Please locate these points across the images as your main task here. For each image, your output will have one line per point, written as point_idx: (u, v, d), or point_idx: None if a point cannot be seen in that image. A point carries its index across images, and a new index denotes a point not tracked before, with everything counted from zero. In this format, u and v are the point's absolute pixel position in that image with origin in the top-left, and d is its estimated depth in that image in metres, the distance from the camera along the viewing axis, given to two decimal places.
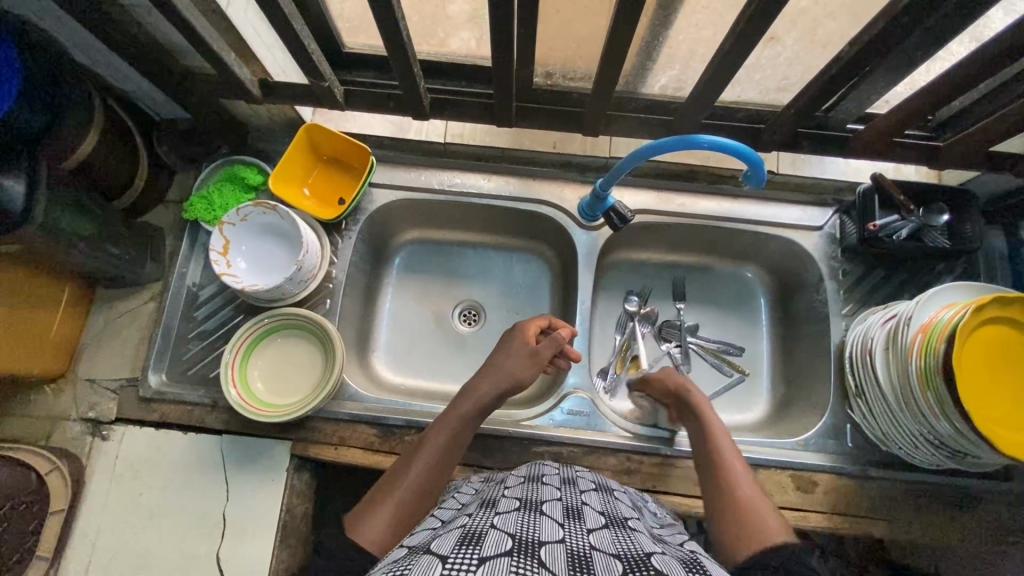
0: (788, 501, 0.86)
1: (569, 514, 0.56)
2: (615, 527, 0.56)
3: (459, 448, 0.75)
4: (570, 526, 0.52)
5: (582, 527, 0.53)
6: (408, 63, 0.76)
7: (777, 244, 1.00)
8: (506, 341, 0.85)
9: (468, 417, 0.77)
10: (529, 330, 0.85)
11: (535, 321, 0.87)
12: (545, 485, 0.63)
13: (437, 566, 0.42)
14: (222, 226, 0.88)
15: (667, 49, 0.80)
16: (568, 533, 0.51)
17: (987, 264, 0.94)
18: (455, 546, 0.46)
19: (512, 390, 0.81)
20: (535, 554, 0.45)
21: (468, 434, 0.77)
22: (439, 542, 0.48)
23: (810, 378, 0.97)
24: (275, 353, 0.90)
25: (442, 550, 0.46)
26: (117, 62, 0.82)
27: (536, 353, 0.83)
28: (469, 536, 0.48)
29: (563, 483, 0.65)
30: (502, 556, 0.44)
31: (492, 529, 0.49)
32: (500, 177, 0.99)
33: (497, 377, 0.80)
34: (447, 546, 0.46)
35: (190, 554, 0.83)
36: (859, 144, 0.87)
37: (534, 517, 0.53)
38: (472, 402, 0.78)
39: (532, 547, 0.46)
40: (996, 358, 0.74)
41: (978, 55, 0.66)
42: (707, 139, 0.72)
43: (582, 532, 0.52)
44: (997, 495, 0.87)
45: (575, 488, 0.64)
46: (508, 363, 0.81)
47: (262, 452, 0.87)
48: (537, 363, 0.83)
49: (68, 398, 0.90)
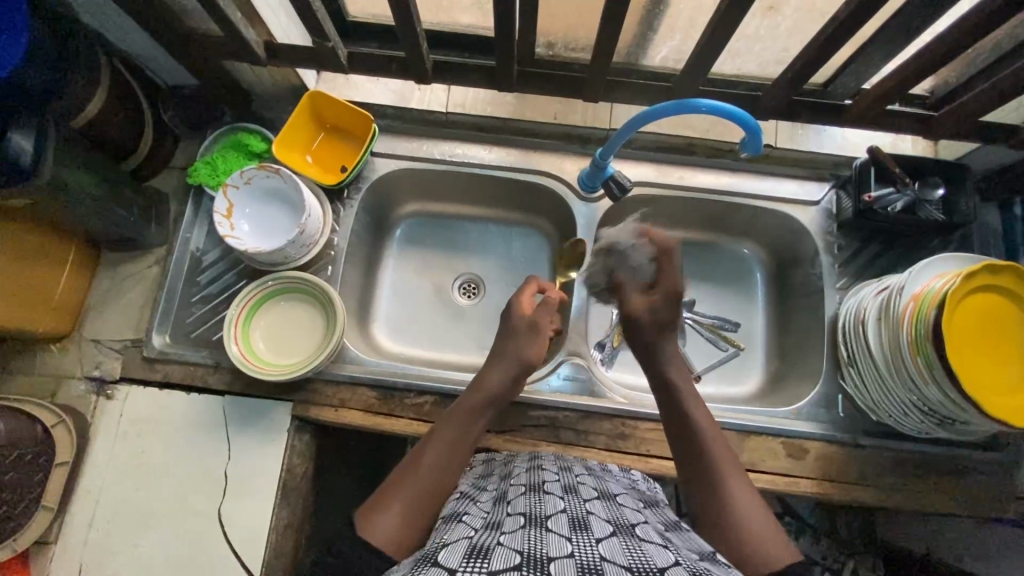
0: (778, 467, 0.88)
1: (575, 527, 0.55)
2: (623, 535, 0.55)
3: (469, 442, 0.73)
4: (577, 540, 0.52)
5: (590, 538, 0.52)
6: (413, 28, 0.77)
7: (775, 219, 1.01)
8: (502, 326, 0.85)
9: (476, 408, 0.76)
10: (523, 303, 0.86)
11: (525, 288, 0.89)
12: (547, 495, 0.63)
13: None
14: (226, 189, 0.89)
15: (668, 19, 0.81)
16: (576, 547, 0.50)
17: (982, 237, 0.95)
18: (463, 560, 0.46)
19: (522, 375, 0.81)
20: (544, 570, 0.45)
21: (476, 429, 0.75)
22: (446, 554, 0.48)
23: (804, 350, 0.98)
24: (277, 316, 0.92)
25: (449, 564, 0.46)
26: (124, 24, 0.83)
27: (535, 325, 0.84)
28: (476, 550, 0.48)
29: (565, 492, 0.65)
30: (511, 572, 0.44)
31: (500, 545, 0.49)
32: (501, 148, 1.00)
33: (506, 364, 0.80)
34: (454, 560, 0.46)
35: (192, 509, 0.85)
36: (858, 115, 0.88)
37: (541, 532, 0.52)
38: (480, 396, 0.77)
39: (541, 562, 0.46)
40: (990, 339, 0.75)
41: (975, 16, 0.67)
42: (705, 102, 0.73)
43: (590, 544, 0.51)
44: (984, 464, 0.89)
45: (579, 498, 0.64)
46: (513, 344, 0.82)
47: (262, 412, 0.88)
48: (539, 337, 0.83)
49: (74, 358, 0.91)
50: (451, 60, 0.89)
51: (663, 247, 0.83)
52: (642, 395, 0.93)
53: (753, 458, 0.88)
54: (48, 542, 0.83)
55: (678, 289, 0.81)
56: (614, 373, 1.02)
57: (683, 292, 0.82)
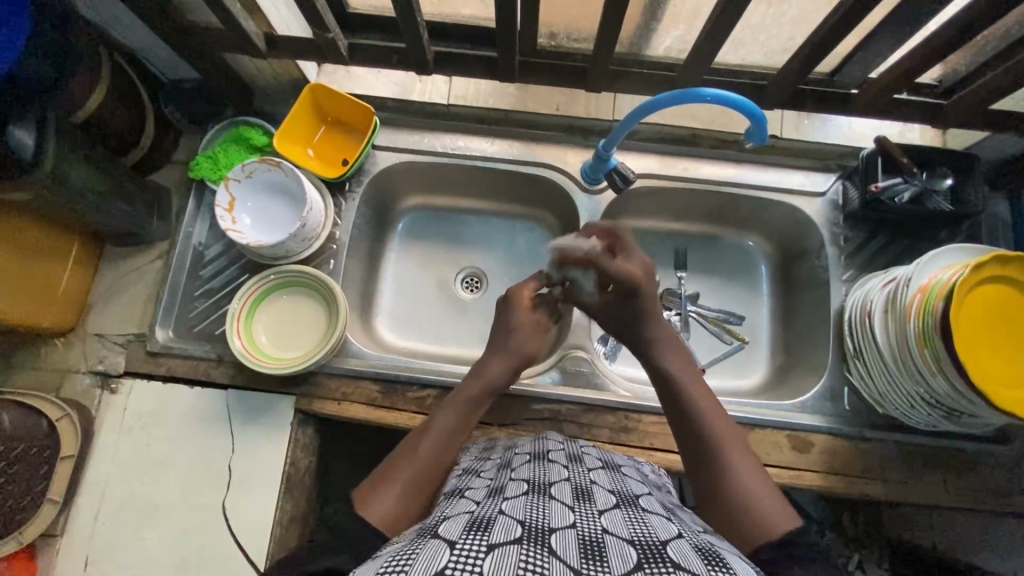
0: (783, 461, 0.88)
1: (578, 497, 0.55)
2: (626, 507, 0.54)
3: (468, 426, 0.74)
4: (579, 510, 0.51)
5: (593, 509, 0.52)
6: (414, 19, 0.77)
7: (780, 211, 1.00)
8: (502, 319, 0.83)
9: (474, 398, 0.76)
10: (523, 294, 0.85)
11: (526, 283, 0.86)
12: (551, 464, 0.63)
13: (445, 551, 0.41)
14: (228, 182, 0.89)
15: (672, 8, 0.80)
16: (579, 518, 0.50)
17: (990, 227, 0.94)
18: (464, 532, 0.45)
19: (521, 366, 0.81)
20: (546, 542, 0.44)
21: (473, 417, 0.75)
22: (447, 527, 0.47)
23: (809, 343, 0.97)
24: (280, 310, 0.91)
25: (449, 535, 0.45)
26: (124, 18, 0.83)
27: (537, 321, 0.83)
28: (477, 522, 0.47)
29: (569, 461, 0.65)
30: (511, 544, 0.43)
31: (501, 516, 0.48)
32: (503, 140, 0.99)
33: (506, 356, 0.80)
34: (455, 531, 0.45)
35: (196, 503, 0.85)
36: (866, 104, 0.87)
37: (543, 503, 0.52)
38: (480, 383, 0.77)
39: (542, 534, 0.45)
40: (997, 324, 0.74)
41: (985, 3, 0.66)
42: (711, 91, 0.72)
43: (592, 514, 0.51)
44: (991, 456, 0.88)
45: (582, 467, 0.64)
46: (516, 337, 0.81)
47: (267, 406, 0.88)
48: (540, 332, 0.84)
49: (78, 352, 0.92)
50: (452, 52, 0.88)
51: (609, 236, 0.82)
52: (646, 389, 0.93)
53: (757, 452, 0.88)
54: (54, 536, 0.83)
55: (631, 282, 0.77)
56: (616, 366, 1.01)
57: (639, 279, 0.78)
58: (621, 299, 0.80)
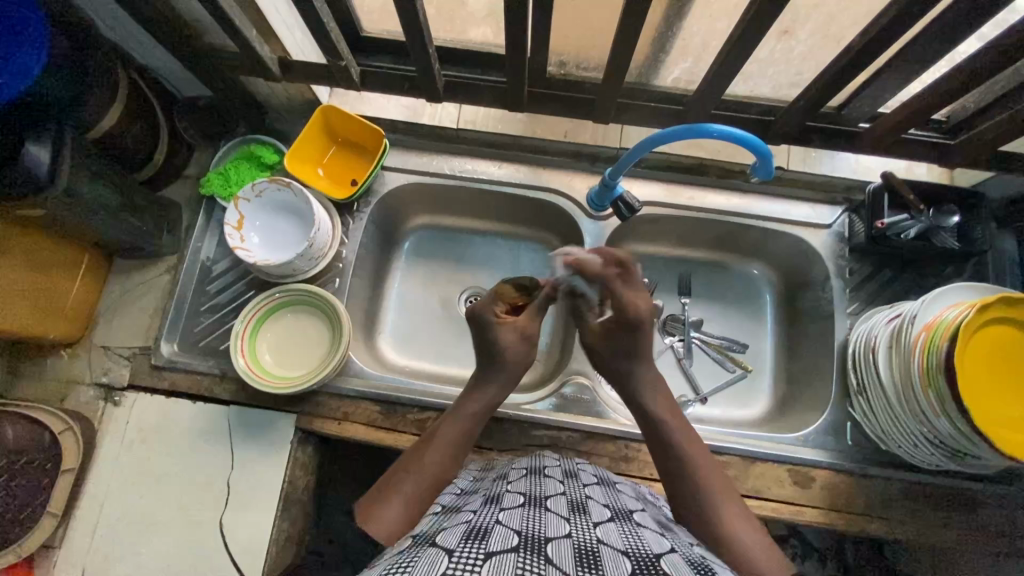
0: (783, 495, 0.87)
1: (574, 509, 0.55)
2: (621, 521, 0.54)
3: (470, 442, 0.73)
4: (575, 521, 0.51)
5: (588, 521, 0.52)
6: (425, 47, 0.78)
7: (786, 242, 1.00)
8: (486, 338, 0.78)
9: (473, 414, 0.75)
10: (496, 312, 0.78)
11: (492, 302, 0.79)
12: (547, 478, 0.63)
13: (443, 560, 0.42)
14: (237, 202, 0.91)
15: (680, 40, 0.81)
16: (574, 527, 0.50)
17: (998, 265, 0.94)
18: (461, 541, 0.45)
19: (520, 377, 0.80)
20: (541, 551, 0.44)
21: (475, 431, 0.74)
22: (444, 536, 0.47)
23: (812, 375, 0.97)
24: (283, 328, 0.92)
25: (447, 544, 0.45)
26: (144, 39, 0.85)
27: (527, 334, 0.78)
28: (474, 531, 0.47)
29: (565, 476, 0.65)
30: (508, 552, 0.43)
31: (498, 525, 0.48)
32: (511, 165, 1.00)
33: (503, 376, 0.78)
34: (452, 541, 0.45)
35: (193, 520, 0.85)
36: (873, 140, 0.87)
37: (539, 514, 0.52)
38: (479, 398, 0.76)
39: (539, 543, 0.45)
40: (999, 354, 0.74)
41: (993, 48, 0.66)
42: (716, 128, 0.73)
43: (587, 525, 0.51)
44: (996, 497, 0.87)
45: (578, 482, 0.64)
46: (509, 357, 0.78)
47: (267, 424, 0.89)
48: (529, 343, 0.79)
49: (83, 363, 0.93)
50: (462, 78, 0.90)
51: (619, 265, 0.76)
52: None
53: (757, 485, 0.87)
54: (52, 547, 0.84)
55: (636, 316, 0.75)
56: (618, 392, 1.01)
57: (643, 318, 0.75)
58: (618, 331, 0.77)
